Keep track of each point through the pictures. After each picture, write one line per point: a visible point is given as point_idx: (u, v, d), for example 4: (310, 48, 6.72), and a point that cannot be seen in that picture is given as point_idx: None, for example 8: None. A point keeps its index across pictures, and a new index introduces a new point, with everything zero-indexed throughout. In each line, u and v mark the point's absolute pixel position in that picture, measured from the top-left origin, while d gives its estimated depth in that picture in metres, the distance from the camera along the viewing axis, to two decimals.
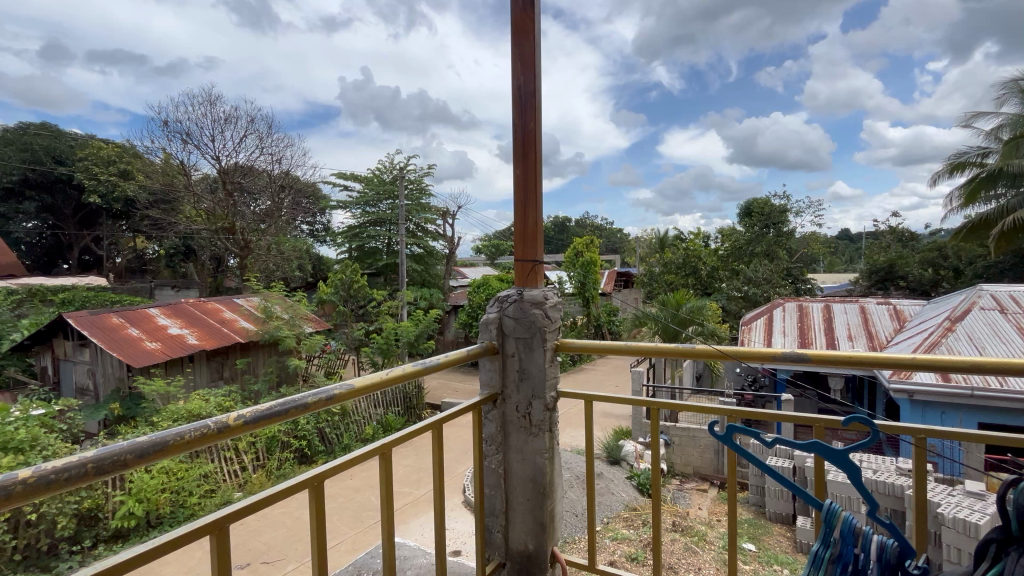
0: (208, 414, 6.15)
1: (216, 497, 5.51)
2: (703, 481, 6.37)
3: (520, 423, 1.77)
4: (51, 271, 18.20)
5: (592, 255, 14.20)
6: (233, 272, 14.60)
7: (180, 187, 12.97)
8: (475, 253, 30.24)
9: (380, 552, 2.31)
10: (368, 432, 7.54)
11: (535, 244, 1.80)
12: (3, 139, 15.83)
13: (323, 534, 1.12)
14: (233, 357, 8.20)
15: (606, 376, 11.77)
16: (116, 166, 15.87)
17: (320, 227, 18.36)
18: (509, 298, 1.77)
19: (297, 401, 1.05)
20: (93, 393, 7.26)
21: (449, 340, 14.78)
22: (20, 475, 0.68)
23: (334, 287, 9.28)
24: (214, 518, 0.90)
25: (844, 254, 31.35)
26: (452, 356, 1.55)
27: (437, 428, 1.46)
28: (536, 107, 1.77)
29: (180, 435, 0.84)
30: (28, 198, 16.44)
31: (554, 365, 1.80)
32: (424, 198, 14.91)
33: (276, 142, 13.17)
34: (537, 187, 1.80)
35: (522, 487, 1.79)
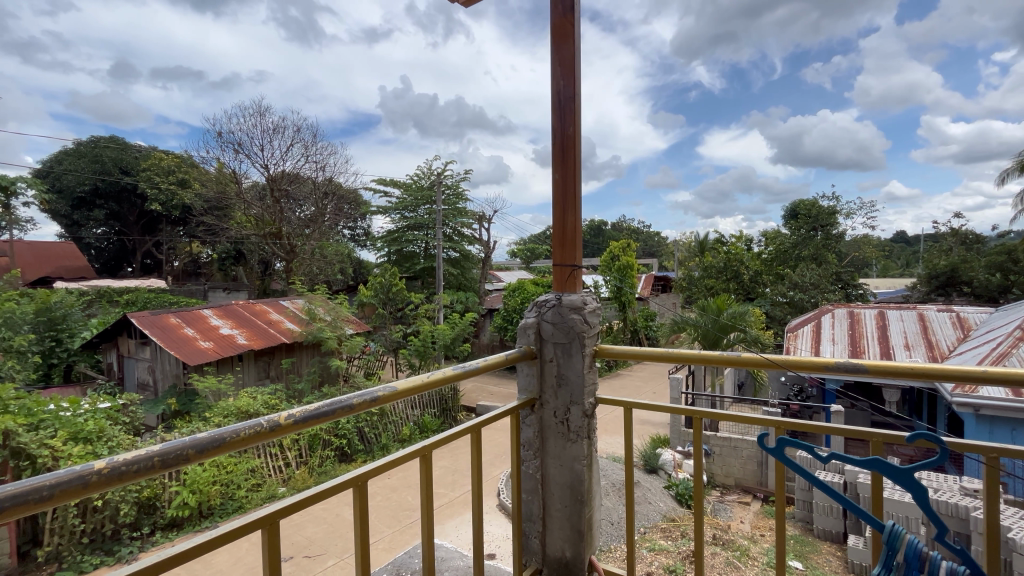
0: (256, 411, 6.44)
1: (262, 490, 5.73)
2: (745, 493, 6.13)
3: (558, 429, 1.76)
4: (118, 274, 19.58)
5: (629, 259, 13.97)
6: (279, 276, 15.23)
7: (232, 195, 13.68)
8: (512, 257, 30.34)
9: (419, 551, 2.35)
10: (405, 433, 7.69)
11: (574, 249, 1.79)
12: (78, 152, 17.13)
13: (365, 532, 1.14)
14: (279, 357, 8.55)
15: (644, 382, 11.53)
16: (175, 175, 16.92)
17: (361, 232, 18.93)
18: (547, 303, 1.76)
19: (342, 401, 1.08)
20: (152, 388, 7.74)
21: (484, 344, 14.88)
22: (95, 466, 0.73)
23: (374, 290, 9.53)
24: (265, 513, 0.94)
25: (902, 258, 29.41)
26: (491, 360, 1.56)
27: (476, 431, 1.46)
28: (576, 111, 1.77)
29: (236, 432, 0.89)
30: (98, 207, 17.78)
31: (592, 371, 1.78)
32: (461, 203, 15.12)
33: (321, 150, 13.73)
34: (576, 189, 1.79)
35: (560, 493, 1.78)
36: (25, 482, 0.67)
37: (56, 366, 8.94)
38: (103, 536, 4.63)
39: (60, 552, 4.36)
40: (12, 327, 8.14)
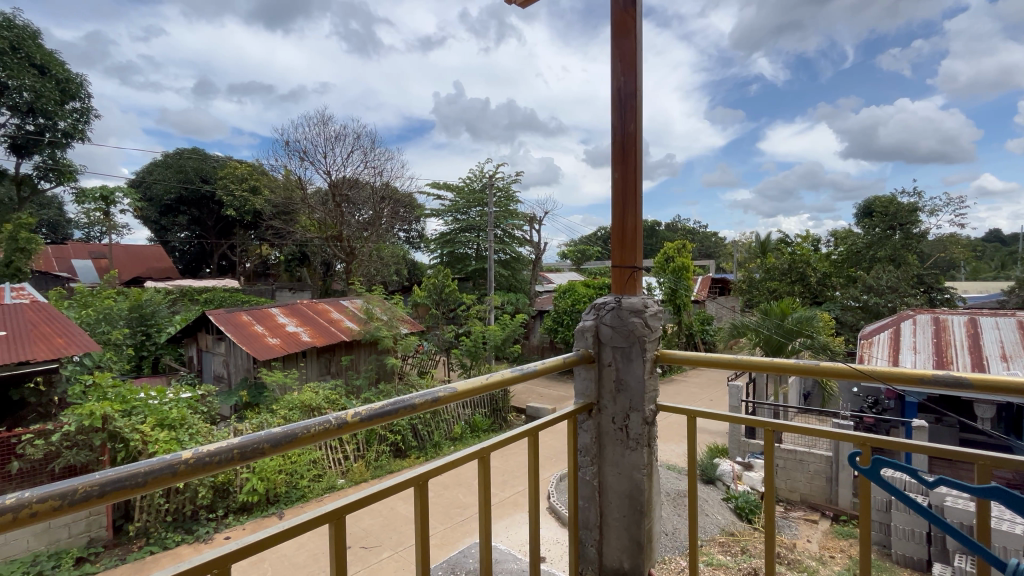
0: (318, 405, 6.76)
1: (323, 481, 6.01)
2: (812, 511, 5.72)
3: (616, 435, 1.70)
4: (198, 275, 21.24)
5: (685, 260, 13.49)
6: (340, 276, 15.97)
7: (298, 200, 14.52)
8: (562, 258, 30.13)
9: (474, 551, 2.37)
10: (457, 432, 7.85)
11: (634, 250, 1.73)
12: (166, 163, 18.89)
13: (426, 531, 1.15)
14: (339, 354, 8.92)
15: (701, 389, 11.07)
16: (247, 183, 18.17)
17: (416, 234, 19.51)
18: (606, 306, 1.71)
19: (405, 400, 1.10)
20: (226, 380, 8.34)
21: (534, 345, 14.86)
22: (183, 455, 0.77)
23: (427, 291, 9.73)
24: (334, 508, 0.96)
25: (997, 258, 26.47)
26: (549, 363, 1.53)
27: (533, 434, 1.44)
28: (637, 108, 1.72)
29: (307, 428, 0.92)
30: (182, 213, 19.49)
31: (653, 376, 1.72)
32: (512, 205, 15.22)
33: (379, 156, 14.27)
34: (636, 189, 1.73)
35: (618, 502, 1.72)
36: (124, 467, 0.72)
37: (145, 358, 9.83)
38: (183, 515, 5.02)
39: (148, 528, 4.80)
40: (110, 322, 9.04)
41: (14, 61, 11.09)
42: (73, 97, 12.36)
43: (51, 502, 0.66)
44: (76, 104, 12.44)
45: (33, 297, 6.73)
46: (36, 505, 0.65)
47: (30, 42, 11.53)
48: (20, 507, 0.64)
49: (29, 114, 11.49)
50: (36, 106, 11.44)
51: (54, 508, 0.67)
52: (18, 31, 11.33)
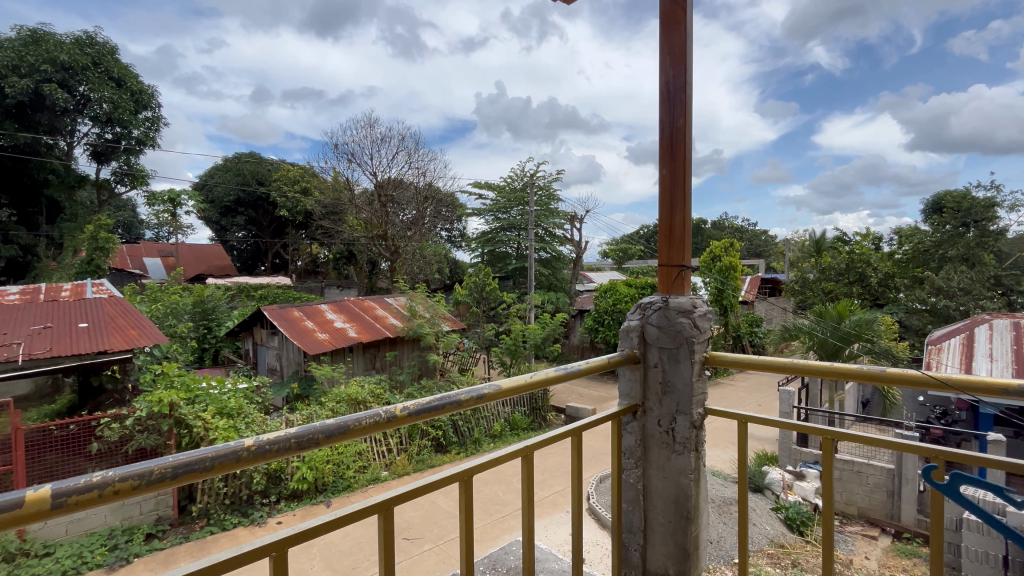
0: (363, 398, 6.98)
1: (368, 472, 6.20)
2: (871, 526, 5.38)
3: (662, 438, 1.66)
4: (254, 272, 22.35)
5: (732, 260, 12.99)
6: (384, 274, 16.43)
7: (346, 201, 15.07)
8: (603, 257, 29.71)
9: (515, 548, 2.38)
10: (496, 429, 7.92)
11: (683, 248, 1.68)
12: (225, 166, 20.07)
13: (471, 526, 1.16)
14: (384, 349, 9.15)
15: (749, 393, 10.63)
16: (299, 185, 18.99)
17: (457, 233, 19.81)
18: (652, 306, 1.67)
19: (452, 397, 1.11)
20: (279, 373, 8.78)
21: (574, 345, 14.74)
22: (246, 443, 0.82)
23: (468, 289, 9.85)
24: (383, 499, 0.99)
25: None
26: (594, 363, 1.51)
27: (576, 434, 1.42)
28: (686, 102, 1.66)
29: (358, 421, 0.94)
30: (240, 213, 20.65)
31: (702, 379, 1.67)
32: (553, 203, 15.18)
33: (422, 157, 14.57)
34: (685, 186, 1.68)
35: (664, 507, 1.68)
36: (192, 453, 0.77)
37: (207, 350, 10.48)
38: (240, 499, 5.31)
39: (208, 510, 5.11)
40: (176, 315, 9.71)
41: (94, 75, 12.10)
42: (146, 107, 13.39)
43: (131, 481, 0.71)
44: (147, 113, 13.44)
45: (111, 293, 7.27)
46: (118, 483, 0.70)
47: (109, 57, 12.57)
48: (104, 484, 0.69)
49: (108, 123, 12.48)
50: (114, 116, 12.41)
51: (132, 487, 0.71)
52: (98, 48, 12.38)
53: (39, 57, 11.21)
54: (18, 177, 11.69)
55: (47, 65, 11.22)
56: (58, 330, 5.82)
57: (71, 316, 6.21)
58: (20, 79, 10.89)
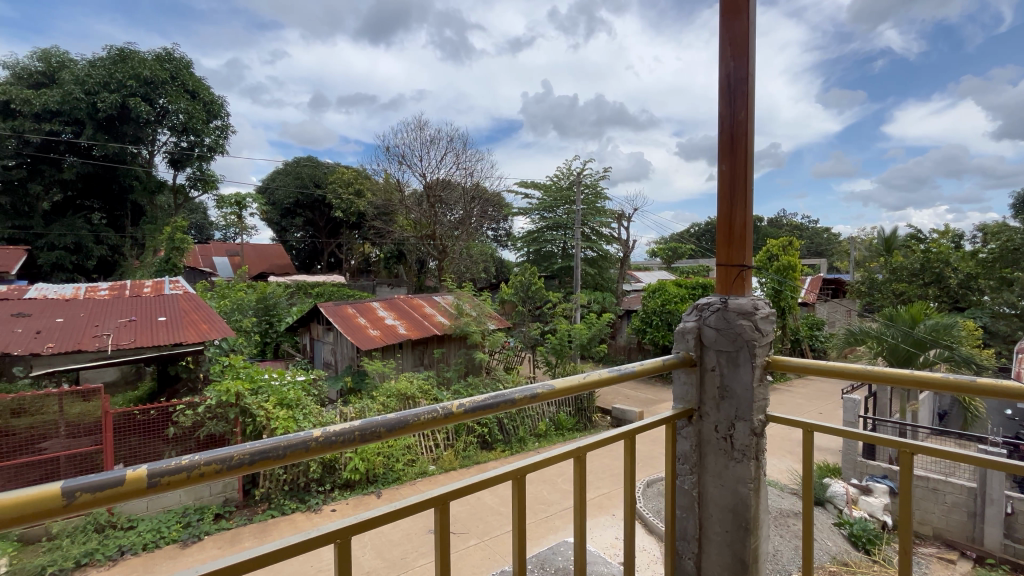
0: (412, 394, 7.16)
1: (416, 466, 6.37)
2: (948, 549, 4.95)
3: (719, 445, 1.60)
4: (311, 271, 23.49)
5: (791, 259, 12.33)
6: (432, 273, 16.82)
7: (396, 202, 15.55)
8: (651, 256, 29.03)
9: (563, 549, 2.37)
10: (541, 428, 7.92)
11: (744, 248, 1.61)
12: (286, 170, 21.24)
13: (523, 524, 1.17)
14: (432, 346, 9.34)
15: (809, 400, 10.06)
16: (353, 187, 19.76)
17: (503, 232, 19.97)
18: (710, 306, 1.61)
19: (505, 395, 1.11)
20: (334, 367, 9.19)
21: (621, 346, 14.48)
22: (314, 434, 0.85)
23: (514, 288, 9.90)
24: (440, 493, 1.01)
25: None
26: (648, 365, 1.48)
27: (630, 437, 1.40)
28: (749, 95, 1.59)
29: (416, 416, 0.97)
30: (299, 215, 21.79)
31: (763, 384, 1.59)
32: (600, 202, 15.01)
33: (470, 157, 14.80)
34: (746, 183, 1.61)
35: (720, 516, 1.62)
36: (267, 441, 0.82)
37: (269, 344, 11.11)
38: (298, 486, 5.59)
39: (270, 494, 5.42)
40: (241, 311, 10.37)
41: (172, 89, 13.13)
42: (216, 116, 14.39)
43: (215, 465, 0.76)
44: (218, 122, 14.44)
45: (185, 289, 7.86)
46: (203, 467, 0.76)
47: (185, 72, 13.60)
48: (192, 467, 0.74)
49: (184, 133, 13.51)
50: (189, 126, 13.41)
51: (216, 471, 0.76)
52: (175, 63, 13.41)
53: (126, 74, 12.33)
54: (107, 184, 12.88)
55: (132, 81, 12.29)
56: (141, 323, 6.37)
57: (151, 310, 6.77)
58: (110, 95, 12.00)
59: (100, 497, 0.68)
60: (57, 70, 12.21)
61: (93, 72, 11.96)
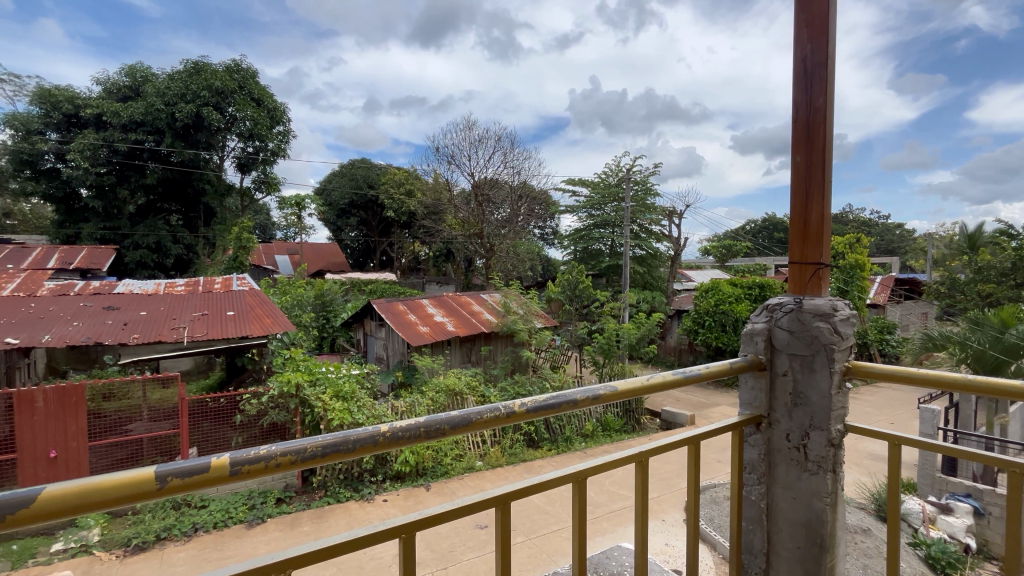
0: (460, 390, 7.25)
1: (463, 461, 6.45)
2: None
3: (791, 455, 1.50)
4: (364, 269, 24.40)
5: (860, 257, 11.51)
6: (479, 272, 17.01)
7: (445, 201, 15.83)
8: (704, 254, 28.00)
9: (616, 555, 2.31)
10: (588, 429, 7.83)
11: (820, 245, 1.50)
12: (342, 172, 22.19)
13: (584, 528, 1.13)
14: (479, 343, 9.43)
15: (879, 408, 9.35)
16: (404, 187, 20.32)
17: (550, 230, 19.92)
18: (783, 307, 1.51)
19: (566, 395, 1.09)
20: (385, 362, 9.50)
21: (670, 347, 14.07)
22: (382, 429, 0.87)
23: (561, 287, 9.81)
24: (501, 493, 1.00)
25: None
26: (714, 368, 1.41)
27: (694, 443, 1.33)
28: (829, 79, 1.47)
29: (479, 415, 0.96)
30: (354, 215, 22.69)
31: (842, 392, 1.47)
32: (650, 198, 14.64)
33: (517, 156, 14.84)
34: (825, 175, 1.50)
35: (792, 531, 1.51)
36: (337, 435, 0.84)
37: (326, 338, 11.64)
38: (352, 475, 5.81)
39: (326, 482, 5.65)
40: (301, 306, 10.93)
41: (240, 97, 13.96)
42: (279, 122, 15.19)
43: (289, 456, 0.78)
44: (280, 128, 15.26)
45: (251, 285, 8.36)
46: (280, 457, 0.78)
47: (251, 81, 14.43)
48: (270, 457, 0.77)
49: (250, 138, 14.36)
50: (254, 132, 14.24)
51: (290, 462, 0.79)
52: (243, 73, 14.25)
53: (200, 85, 13.23)
54: (183, 188, 13.89)
55: (206, 92, 13.19)
56: (212, 317, 6.83)
57: (221, 305, 7.24)
58: (186, 105, 12.94)
59: (187, 483, 0.72)
60: (141, 83, 13.29)
61: (171, 85, 12.93)
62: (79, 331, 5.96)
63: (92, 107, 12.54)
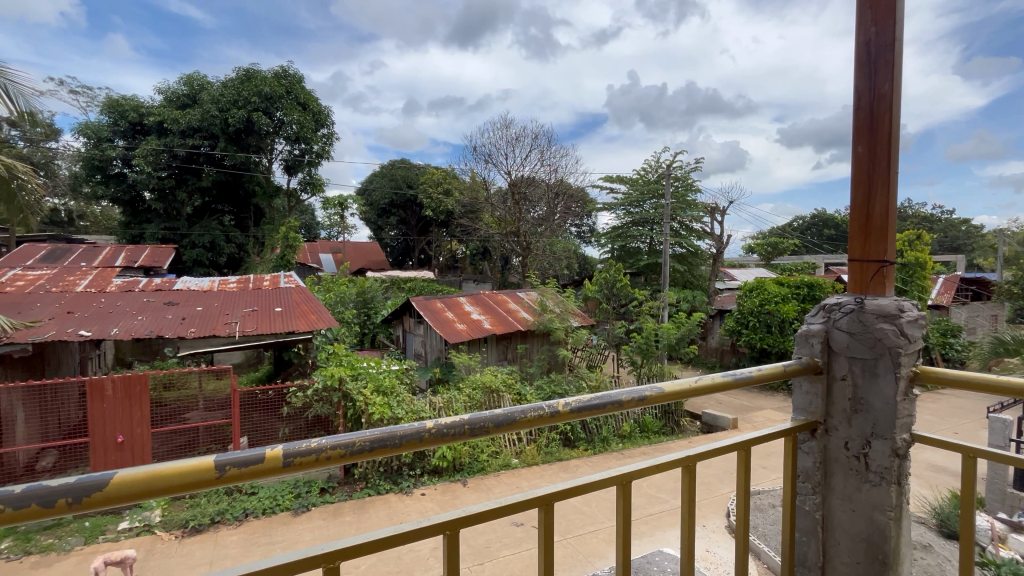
0: (496, 387, 7.28)
1: (499, 458, 6.48)
2: None
3: (850, 465, 1.41)
4: (403, 267, 24.94)
5: (921, 255, 10.77)
6: (515, 270, 17.04)
7: (483, 200, 15.93)
8: (748, 252, 26.99)
9: (658, 560, 2.25)
10: (625, 430, 7.71)
11: (884, 240, 1.40)
12: (383, 173, 22.76)
13: (628, 531, 1.10)
14: (515, 342, 9.43)
15: (941, 417, 8.75)
16: (442, 186, 20.60)
17: (587, 228, 19.72)
18: (842, 308, 1.43)
19: (612, 396, 1.06)
20: (423, 359, 9.68)
21: (712, 348, 13.64)
22: (427, 426, 0.88)
23: (598, 285, 9.67)
24: (544, 493, 0.99)
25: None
26: (768, 370, 1.34)
27: (745, 448, 1.27)
28: (895, 63, 1.37)
29: (524, 413, 0.95)
30: (393, 215, 23.23)
31: (908, 400, 1.37)
32: (691, 195, 14.24)
33: (554, 153, 14.76)
34: (891, 166, 1.40)
35: (851, 545, 1.42)
36: (384, 430, 0.85)
37: (367, 334, 11.96)
38: (392, 469, 5.95)
39: (367, 474, 5.81)
40: (343, 303, 11.29)
41: (288, 102, 14.53)
42: (323, 125, 15.72)
43: (339, 450, 0.80)
44: (324, 130, 15.79)
45: (297, 283, 8.69)
46: (329, 451, 0.80)
47: (298, 86, 14.97)
48: (320, 450, 0.79)
49: (297, 141, 14.93)
50: (300, 135, 14.79)
51: (339, 455, 0.80)
52: (290, 78, 14.80)
53: (251, 91, 13.85)
54: (235, 189, 14.60)
55: (256, 98, 13.81)
56: (262, 313, 7.15)
57: (270, 302, 7.58)
58: (238, 111, 13.60)
59: (244, 472, 0.74)
60: (197, 91, 14.05)
61: (225, 92, 13.61)
62: (143, 325, 6.36)
63: (154, 115, 13.36)
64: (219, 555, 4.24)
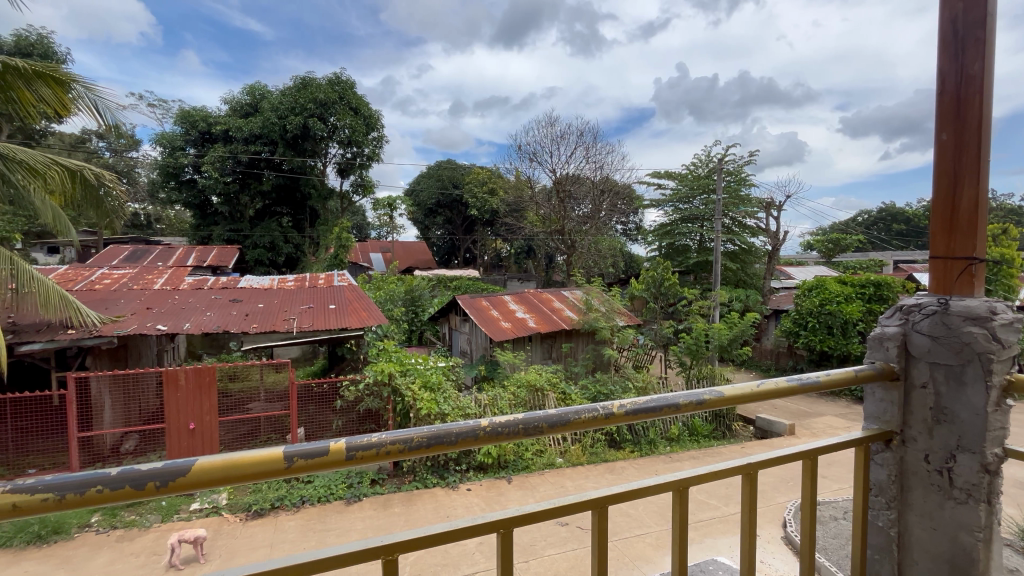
0: (541, 386, 7.26)
1: (544, 457, 6.49)
2: None
3: (931, 478, 1.30)
4: (449, 266, 25.41)
5: (1008, 251, 9.78)
6: (560, 268, 16.95)
7: (527, 198, 15.92)
8: (807, 249, 25.51)
9: (711, 568, 2.18)
10: (673, 433, 7.51)
11: (972, 236, 1.28)
12: (430, 173, 23.29)
13: (684, 538, 1.07)
14: (560, 341, 9.38)
15: None
16: (486, 186, 20.79)
17: (633, 226, 19.32)
18: (923, 309, 1.32)
19: (668, 399, 1.03)
20: (469, 356, 9.84)
21: (767, 349, 13.02)
22: (481, 424, 0.89)
23: (645, 283, 9.25)
24: (597, 496, 0.97)
25: None
26: (837, 376, 1.26)
27: (811, 456, 1.20)
28: (985, 41, 1.25)
29: (577, 414, 0.94)
30: (440, 214, 23.72)
31: (1000, 410, 1.24)
32: (744, 189, 13.63)
33: (600, 151, 14.57)
34: (979, 155, 1.27)
35: (930, 565, 1.31)
36: (438, 427, 0.86)
37: (415, 332, 12.26)
38: (438, 463, 6.07)
39: (415, 468, 5.96)
40: (392, 301, 11.64)
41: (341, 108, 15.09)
42: (374, 129, 16.23)
43: (398, 445, 0.82)
44: (375, 134, 16.29)
45: (350, 282, 9.04)
46: (389, 445, 0.82)
47: (351, 92, 15.51)
48: (380, 445, 0.82)
49: (349, 145, 15.50)
50: (352, 139, 15.34)
51: (398, 450, 0.82)
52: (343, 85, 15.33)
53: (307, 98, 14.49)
54: (293, 193, 15.37)
55: (311, 104, 14.45)
56: (317, 309, 7.48)
57: (325, 299, 7.92)
58: (295, 118, 14.28)
59: (309, 463, 0.77)
60: (258, 100, 14.85)
61: (283, 100, 14.39)
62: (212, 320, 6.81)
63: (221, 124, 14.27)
64: (279, 538, 4.49)
